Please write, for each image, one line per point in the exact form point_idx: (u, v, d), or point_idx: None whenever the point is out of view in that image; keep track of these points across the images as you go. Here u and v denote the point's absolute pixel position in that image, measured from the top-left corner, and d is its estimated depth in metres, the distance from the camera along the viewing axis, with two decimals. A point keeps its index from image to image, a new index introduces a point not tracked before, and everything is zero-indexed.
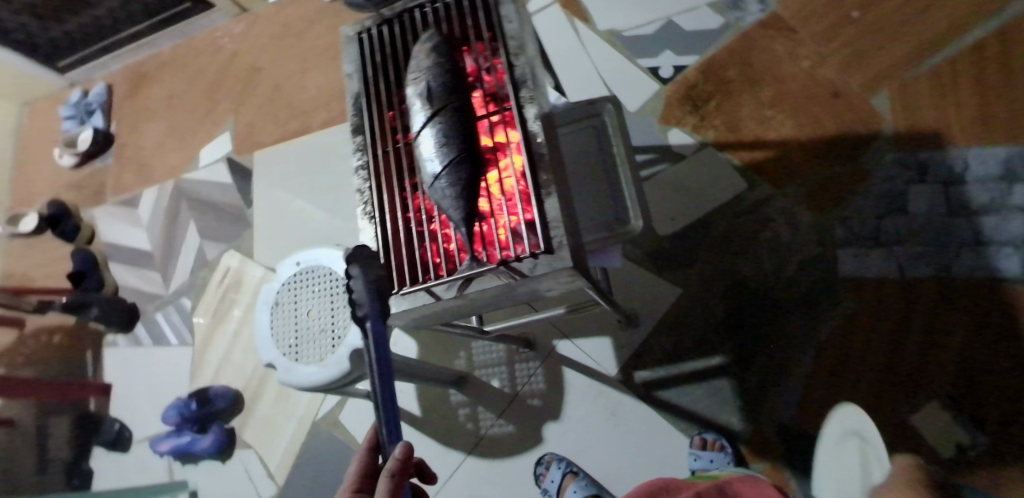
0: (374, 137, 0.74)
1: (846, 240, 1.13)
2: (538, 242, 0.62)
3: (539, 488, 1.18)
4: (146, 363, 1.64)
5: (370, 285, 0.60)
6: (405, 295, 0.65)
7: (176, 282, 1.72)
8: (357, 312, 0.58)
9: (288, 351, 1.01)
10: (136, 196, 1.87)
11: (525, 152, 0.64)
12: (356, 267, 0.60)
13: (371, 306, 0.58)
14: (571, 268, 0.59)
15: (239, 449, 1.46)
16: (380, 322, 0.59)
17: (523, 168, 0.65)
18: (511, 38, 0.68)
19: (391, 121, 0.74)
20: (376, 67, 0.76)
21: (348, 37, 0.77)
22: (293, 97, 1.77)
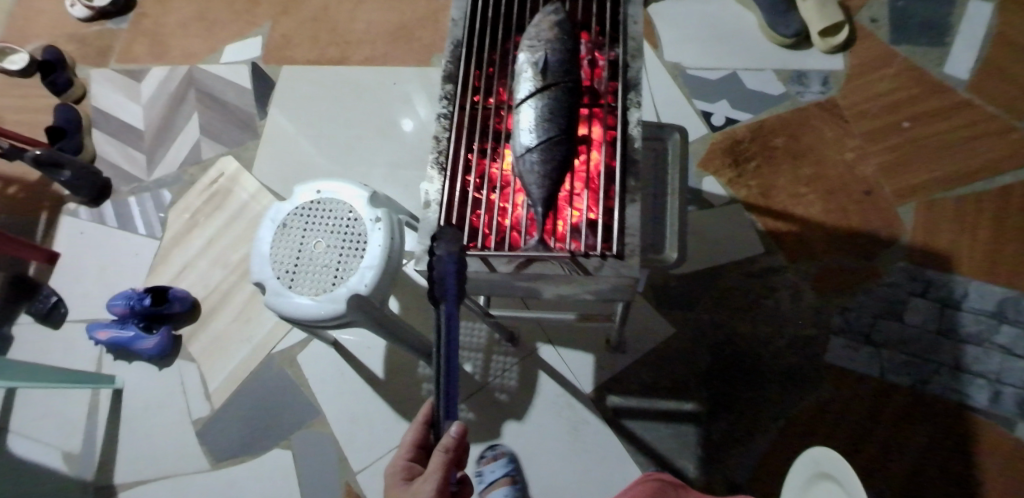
0: (463, 89, 0.72)
1: (840, 329, 1.17)
2: (608, 244, 0.61)
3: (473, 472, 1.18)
4: (104, 243, 1.53)
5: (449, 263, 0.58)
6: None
7: (160, 170, 1.62)
8: (435, 293, 0.58)
9: (282, 275, 0.96)
10: (143, 70, 1.75)
11: (620, 154, 0.63)
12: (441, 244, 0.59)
13: (447, 288, 0.57)
14: (638, 278, 0.58)
15: (182, 359, 1.39)
16: (455, 303, 0.59)
17: (610, 168, 0.64)
18: (631, 39, 0.68)
19: (485, 81, 0.72)
20: (485, 21, 0.74)
21: None
22: (339, 24, 1.70)
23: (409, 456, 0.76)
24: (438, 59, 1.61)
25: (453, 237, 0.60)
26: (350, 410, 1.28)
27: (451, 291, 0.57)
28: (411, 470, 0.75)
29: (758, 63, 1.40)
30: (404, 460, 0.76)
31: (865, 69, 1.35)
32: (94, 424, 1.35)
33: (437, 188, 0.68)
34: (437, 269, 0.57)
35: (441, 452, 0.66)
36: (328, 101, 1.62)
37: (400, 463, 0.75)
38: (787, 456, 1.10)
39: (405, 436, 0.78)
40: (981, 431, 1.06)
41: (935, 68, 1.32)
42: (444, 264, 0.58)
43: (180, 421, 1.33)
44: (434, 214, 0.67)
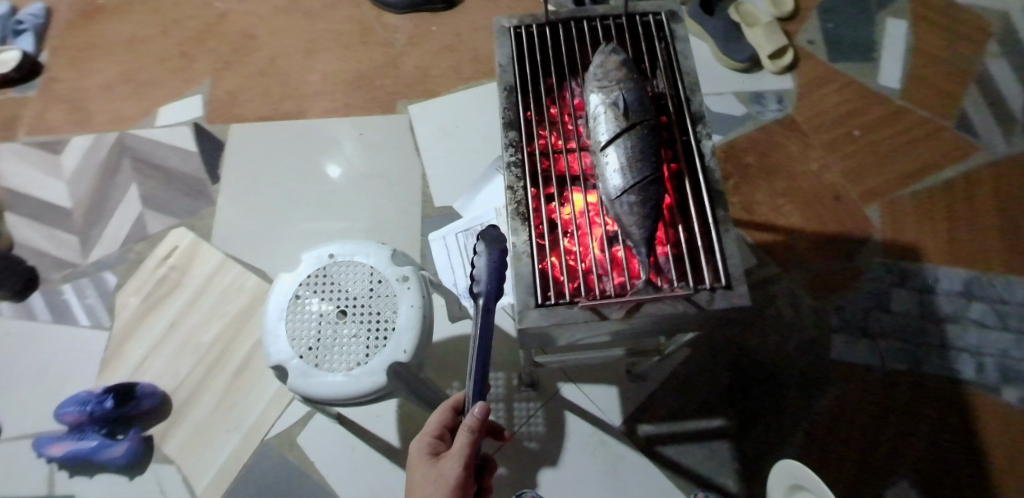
0: (527, 136, 0.70)
1: (839, 327, 1.24)
2: (710, 275, 0.61)
3: None
4: (39, 340, 1.33)
5: (490, 262, 0.66)
6: (564, 308, 0.60)
7: (98, 250, 1.43)
8: (473, 289, 0.67)
9: (305, 353, 0.87)
10: (62, 140, 1.55)
11: (703, 185, 0.64)
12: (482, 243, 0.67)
13: (484, 285, 0.66)
14: (751, 306, 0.58)
15: (157, 463, 1.22)
16: (493, 298, 0.67)
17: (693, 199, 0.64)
18: (687, 74, 0.70)
19: (543, 124, 0.72)
20: (533, 67, 0.74)
21: (503, 29, 0.75)
22: (291, 77, 1.61)
23: (434, 433, 0.82)
24: (404, 104, 1.55)
25: (494, 238, 0.68)
26: (367, 487, 1.17)
27: (489, 288, 0.66)
28: (436, 447, 0.80)
29: (718, 88, 1.49)
30: (430, 437, 0.81)
31: (812, 86, 1.48)
32: None
33: (525, 240, 0.65)
34: (474, 268, 0.67)
35: (467, 432, 0.73)
36: (290, 156, 1.51)
37: (424, 441, 0.81)
38: (818, 457, 1.14)
39: (432, 416, 0.84)
40: (977, 402, 1.16)
41: (870, 82, 1.48)
42: (484, 261, 0.67)
43: None
44: (527, 267, 0.63)
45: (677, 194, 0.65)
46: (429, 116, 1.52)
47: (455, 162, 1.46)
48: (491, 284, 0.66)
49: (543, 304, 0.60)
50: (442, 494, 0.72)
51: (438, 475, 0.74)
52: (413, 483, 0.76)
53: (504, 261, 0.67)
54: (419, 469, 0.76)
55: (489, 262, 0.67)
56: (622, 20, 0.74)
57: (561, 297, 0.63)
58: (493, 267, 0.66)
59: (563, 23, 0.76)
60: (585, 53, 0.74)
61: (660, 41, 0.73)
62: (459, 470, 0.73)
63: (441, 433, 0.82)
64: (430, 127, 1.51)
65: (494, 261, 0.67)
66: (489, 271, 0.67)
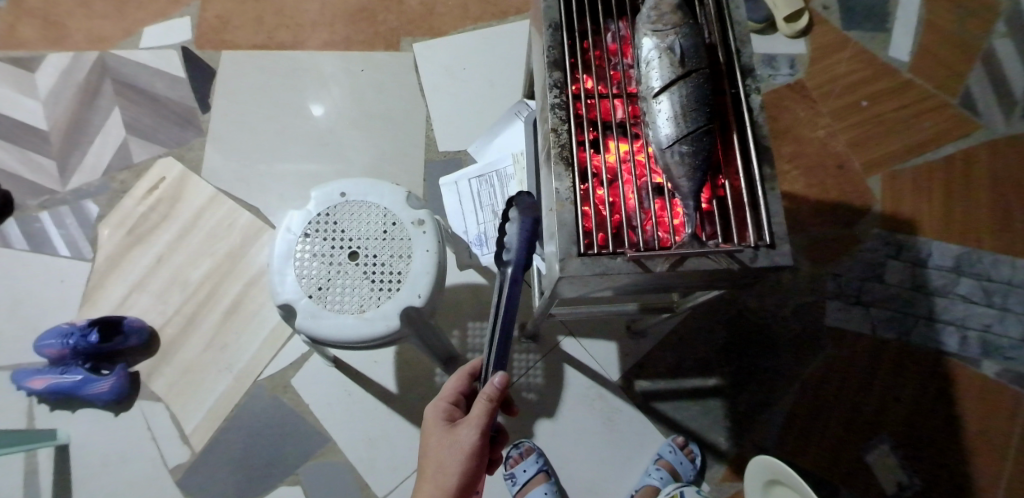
0: (572, 78, 0.68)
1: (834, 294, 1.27)
2: (751, 233, 0.60)
3: (505, 470, 1.13)
4: (17, 271, 1.27)
5: (521, 230, 0.70)
6: (607, 258, 0.59)
7: (77, 177, 1.34)
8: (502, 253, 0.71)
9: (314, 294, 0.84)
10: (35, 57, 1.43)
11: (753, 141, 0.62)
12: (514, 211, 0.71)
13: (514, 251, 0.70)
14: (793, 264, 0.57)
15: (145, 399, 1.19)
16: (520, 266, 0.70)
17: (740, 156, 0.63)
18: (738, 25, 0.66)
19: (590, 69, 0.70)
20: (578, 4, 0.71)
21: None
22: (284, 4, 1.50)
23: (450, 399, 0.80)
24: (407, 42, 1.47)
25: (525, 207, 0.71)
26: (365, 431, 1.17)
27: (518, 255, 0.69)
28: (452, 412, 0.78)
29: None
30: (446, 403, 0.79)
31: (824, 53, 1.47)
32: (36, 490, 1.12)
33: (569, 186, 0.63)
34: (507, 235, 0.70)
35: (485, 401, 0.72)
36: (284, 88, 1.43)
37: (440, 406, 0.79)
38: (805, 419, 1.18)
39: (448, 382, 0.82)
40: (955, 372, 1.21)
41: (882, 52, 1.48)
42: (516, 229, 0.70)
43: (152, 472, 1.14)
44: (569, 214, 0.61)
45: (722, 150, 0.63)
46: (434, 57, 1.45)
47: (461, 107, 1.41)
48: (520, 251, 0.69)
49: (582, 252, 0.59)
50: (458, 462, 0.72)
51: (453, 443, 0.73)
52: (427, 449, 0.74)
53: (534, 232, 0.70)
54: (435, 435, 0.75)
55: (519, 231, 0.70)
56: None
57: (602, 246, 0.61)
58: (523, 238, 0.70)
59: None
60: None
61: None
62: (475, 438, 0.73)
63: (456, 399, 0.80)
64: (434, 69, 1.44)
65: (524, 230, 0.70)
66: (519, 241, 0.70)
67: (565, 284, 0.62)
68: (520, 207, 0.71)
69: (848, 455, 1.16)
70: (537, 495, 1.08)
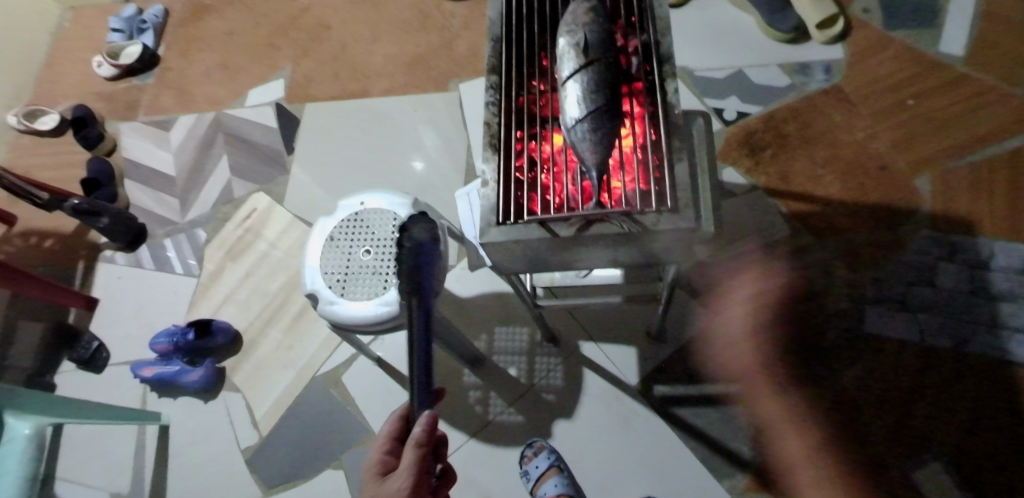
0: (508, 79, 0.78)
1: (875, 299, 1.19)
2: (662, 201, 0.67)
3: (520, 469, 1.18)
4: (144, 285, 1.59)
5: (426, 253, 0.76)
6: (520, 226, 0.67)
7: (192, 211, 1.67)
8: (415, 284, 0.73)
9: (333, 284, 1.01)
10: (170, 119, 1.82)
11: (663, 119, 0.70)
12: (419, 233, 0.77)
13: (425, 284, 0.74)
14: (694, 227, 0.63)
15: (226, 390, 1.41)
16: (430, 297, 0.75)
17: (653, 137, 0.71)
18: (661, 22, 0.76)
19: (528, 72, 0.80)
20: (520, 20, 0.82)
21: None
22: (356, 61, 1.77)
23: (384, 448, 0.80)
24: (454, 83, 1.66)
25: None
26: None
27: (427, 286, 0.74)
28: (387, 463, 0.79)
29: (763, 60, 1.45)
30: (380, 454, 0.79)
31: (864, 55, 1.40)
32: (142, 461, 1.36)
33: (494, 168, 0.72)
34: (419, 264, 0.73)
35: (416, 446, 0.72)
36: (348, 129, 1.67)
37: (375, 457, 0.79)
38: (841, 428, 1.11)
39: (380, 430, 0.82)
40: None
41: (932, 47, 1.38)
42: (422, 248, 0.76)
43: (228, 451, 1.34)
44: (493, 191, 0.70)
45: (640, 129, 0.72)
46: (476, 94, 1.62)
47: None
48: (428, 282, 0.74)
49: (498, 223, 0.68)
50: None
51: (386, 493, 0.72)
52: None
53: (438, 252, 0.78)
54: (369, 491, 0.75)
55: (424, 252, 0.76)
56: None
57: (521, 217, 0.69)
58: (427, 266, 0.75)
59: None
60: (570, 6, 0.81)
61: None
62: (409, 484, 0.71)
63: (389, 447, 0.81)
64: (475, 104, 1.61)
65: (428, 249, 0.77)
66: (420, 266, 0.75)
67: (495, 255, 0.71)
68: (423, 229, 0.78)
69: (890, 470, 1.06)
70: (548, 487, 1.11)
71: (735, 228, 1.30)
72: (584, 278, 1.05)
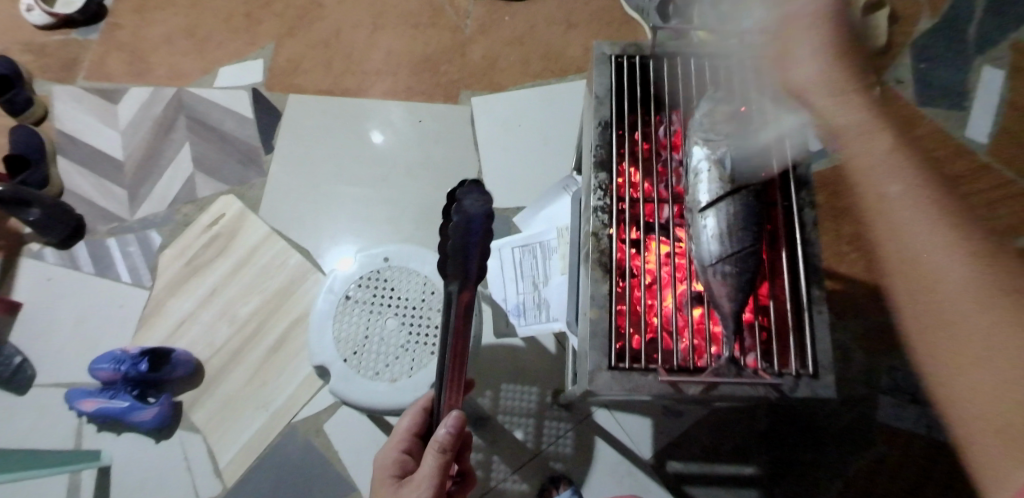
0: (617, 175, 0.78)
1: (889, 388, 1.19)
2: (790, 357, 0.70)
3: None
4: (81, 292, 1.34)
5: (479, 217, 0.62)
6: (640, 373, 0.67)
7: (146, 207, 1.43)
8: (459, 237, 0.61)
9: (349, 357, 0.88)
10: (119, 90, 1.54)
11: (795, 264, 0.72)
12: (466, 195, 0.62)
13: (469, 261, 0.61)
14: (831, 394, 0.67)
15: (184, 429, 1.23)
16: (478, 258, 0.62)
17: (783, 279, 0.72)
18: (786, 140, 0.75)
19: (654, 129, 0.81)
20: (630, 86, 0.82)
21: (603, 57, 0.84)
22: (352, 51, 1.55)
23: (402, 447, 0.77)
24: (466, 95, 1.49)
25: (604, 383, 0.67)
26: None
27: (472, 266, 0.61)
28: (403, 465, 0.75)
29: None
30: (397, 453, 0.76)
31: None
32: None
33: (606, 291, 0.72)
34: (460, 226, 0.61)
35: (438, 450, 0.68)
36: (342, 133, 1.47)
37: (392, 455, 0.75)
38: None
39: (400, 421, 0.79)
40: None
41: (957, 131, 1.39)
42: (466, 208, 0.62)
43: None
44: (604, 322, 0.70)
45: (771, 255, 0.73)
46: (491, 111, 1.46)
47: (513, 162, 1.41)
48: (478, 222, 0.62)
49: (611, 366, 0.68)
50: None
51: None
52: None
53: (490, 210, 0.63)
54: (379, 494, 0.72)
55: (478, 209, 0.62)
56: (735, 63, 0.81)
57: (634, 359, 0.70)
58: (475, 242, 0.62)
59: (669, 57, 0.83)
60: (691, 93, 0.82)
61: (774, 87, 0.78)
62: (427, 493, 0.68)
63: (409, 445, 0.77)
64: (490, 123, 1.45)
65: (477, 218, 0.62)
66: (465, 243, 0.62)
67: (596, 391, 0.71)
68: (472, 195, 0.62)
69: None
70: None
71: None
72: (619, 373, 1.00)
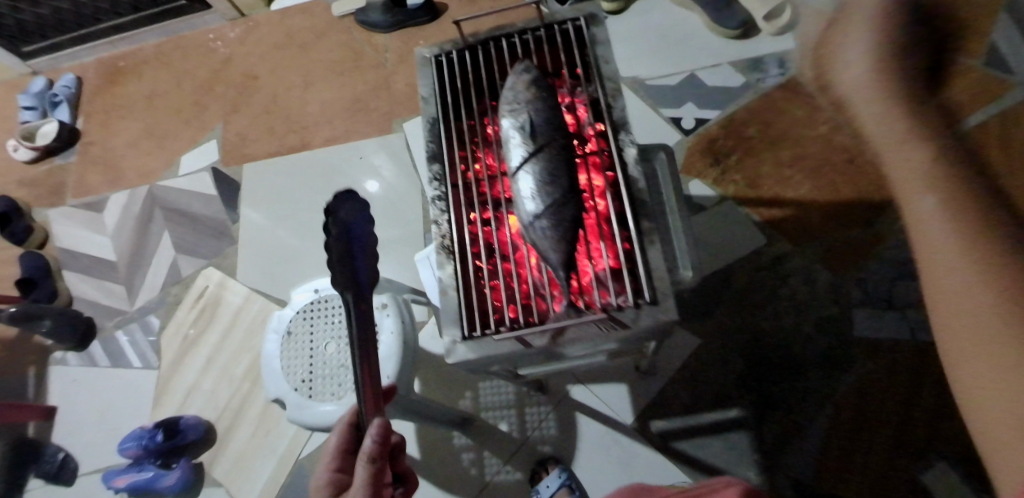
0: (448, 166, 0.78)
1: (860, 301, 1.16)
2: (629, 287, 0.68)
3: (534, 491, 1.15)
4: (102, 384, 1.49)
5: (360, 220, 0.62)
6: (491, 340, 0.66)
7: (143, 297, 1.57)
8: (346, 242, 0.60)
9: (300, 386, 0.96)
10: (102, 199, 1.70)
11: (630, 196, 0.71)
12: (342, 206, 0.61)
13: (357, 249, 0.61)
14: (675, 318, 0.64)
15: (207, 487, 1.33)
16: (365, 258, 0.62)
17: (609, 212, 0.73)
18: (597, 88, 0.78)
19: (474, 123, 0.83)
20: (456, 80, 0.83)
21: (426, 58, 0.84)
22: (291, 110, 1.66)
23: (334, 465, 0.73)
24: (399, 122, 1.56)
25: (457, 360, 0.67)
26: None
27: (360, 270, 0.60)
28: (340, 481, 0.72)
29: (711, 60, 1.41)
30: (328, 473, 0.72)
31: None
32: None
33: (451, 272, 0.71)
34: (346, 231, 0.61)
35: (368, 462, 0.63)
36: (296, 186, 1.57)
37: (324, 477, 0.72)
38: (845, 440, 1.08)
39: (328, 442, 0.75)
40: None
41: None
42: (348, 216, 0.61)
43: None
44: (452, 299, 0.70)
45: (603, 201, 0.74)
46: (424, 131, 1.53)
47: None
48: (363, 236, 0.62)
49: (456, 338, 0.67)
50: None
51: None
52: None
53: (370, 215, 0.63)
54: None
55: (360, 216, 0.62)
56: (540, 33, 0.83)
57: (487, 325, 0.69)
58: (361, 249, 0.61)
59: (482, 43, 0.85)
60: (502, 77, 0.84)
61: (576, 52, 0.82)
62: None
63: (341, 463, 0.73)
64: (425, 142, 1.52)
65: (361, 218, 0.62)
66: (350, 250, 0.61)
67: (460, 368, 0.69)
68: (346, 204, 0.61)
69: (898, 473, 1.04)
70: None
71: (702, 243, 1.26)
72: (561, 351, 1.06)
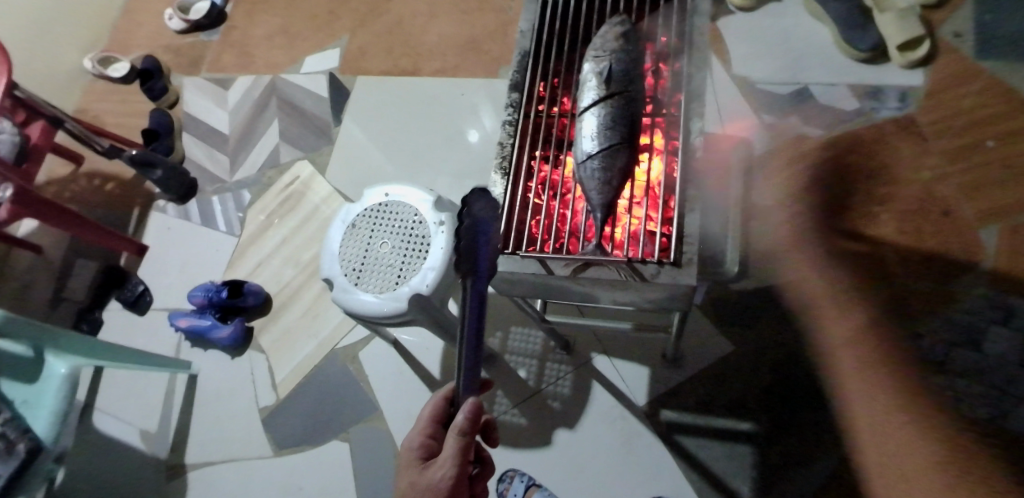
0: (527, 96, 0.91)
1: (912, 354, 1.11)
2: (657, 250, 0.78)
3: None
4: (189, 238, 1.67)
5: (485, 231, 0.61)
6: (516, 260, 0.77)
7: (242, 172, 1.74)
8: (467, 264, 0.59)
9: (350, 272, 1.10)
10: (229, 79, 1.88)
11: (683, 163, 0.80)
12: (477, 203, 0.61)
13: (479, 262, 0.60)
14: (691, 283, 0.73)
15: (252, 350, 1.48)
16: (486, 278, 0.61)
17: (657, 178, 0.82)
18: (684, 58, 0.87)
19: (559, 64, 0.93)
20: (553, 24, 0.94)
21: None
22: (411, 36, 1.76)
23: (427, 432, 0.77)
24: (505, 69, 1.62)
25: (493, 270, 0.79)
26: (406, 408, 1.32)
27: (483, 267, 0.61)
28: (429, 449, 0.75)
29: (830, 78, 1.36)
30: (422, 436, 0.76)
31: (946, 87, 1.30)
32: (171, 405, 1.47)
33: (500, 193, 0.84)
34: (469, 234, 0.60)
35: (457, 437, 0.68)
36: (398, 106, 1.67)
37: (418, 439, 0.76)
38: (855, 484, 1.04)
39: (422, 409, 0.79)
40: None
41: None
42: (479, 222, 0.61)
43: (247, 408, 1.42)
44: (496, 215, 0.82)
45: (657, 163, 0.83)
46: None
47: None
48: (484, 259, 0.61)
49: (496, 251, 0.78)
50: None
51: (424, 484, 0.69)
52: (401, 487, 0.73)
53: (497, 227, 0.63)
54: (407, 474, 0.73)
55: (486, 231, 0.61)
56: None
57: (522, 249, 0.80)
58: (485, 246, 0.61)
59: None
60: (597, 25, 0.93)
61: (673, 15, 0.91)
62: (449, 477, 0.68)
63: (433, 430, 0.77)
64: None
65: (484, 231, 0.61)
66: (475, 245, 0.61)
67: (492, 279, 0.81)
68: (479, 202, 0.62)
69: None
70: None
71: (762, 255, 1.24)
72: (593, 316, 1.11)
